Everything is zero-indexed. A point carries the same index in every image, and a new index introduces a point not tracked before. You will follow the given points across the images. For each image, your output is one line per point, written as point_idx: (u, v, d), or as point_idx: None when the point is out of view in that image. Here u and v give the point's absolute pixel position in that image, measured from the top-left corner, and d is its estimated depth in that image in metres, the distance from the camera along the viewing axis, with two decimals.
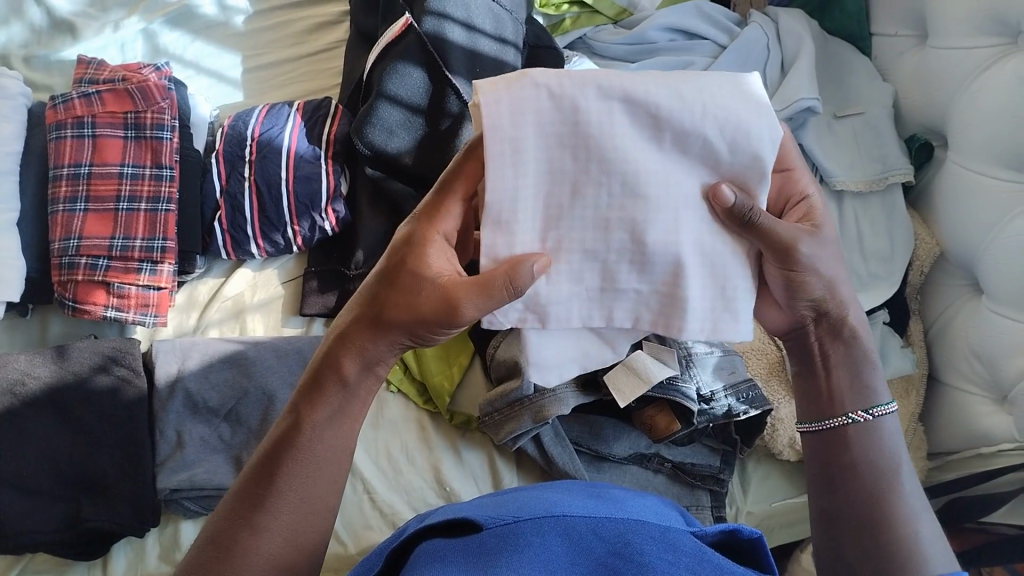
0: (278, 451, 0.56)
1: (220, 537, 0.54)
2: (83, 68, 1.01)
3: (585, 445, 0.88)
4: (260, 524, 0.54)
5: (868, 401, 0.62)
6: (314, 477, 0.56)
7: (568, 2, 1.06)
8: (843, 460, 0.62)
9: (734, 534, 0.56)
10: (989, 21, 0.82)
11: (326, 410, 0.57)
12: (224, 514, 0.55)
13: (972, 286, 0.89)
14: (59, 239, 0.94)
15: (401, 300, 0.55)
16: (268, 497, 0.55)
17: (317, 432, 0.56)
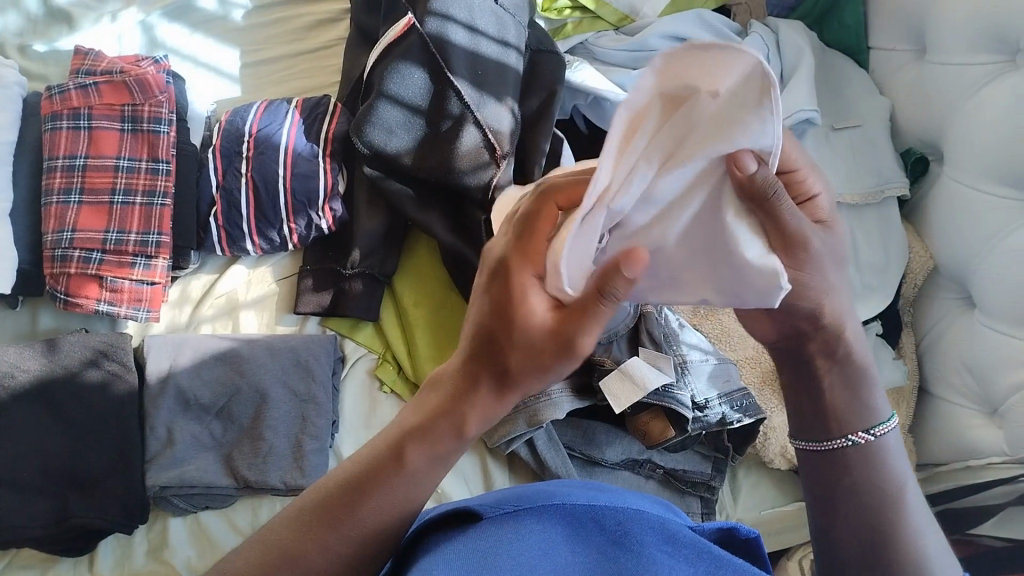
0: (361, 483, 0.51)
1: (286, 542, 0.51)
2: (81, 59, 1.00)
3: (578, 449, 0.89)
4: (328, 541, 0.50)
5: (869, 420, 0.54)
6: (400, 513, 0.51)
7: (570, 6, 1.08)
8: (849, 476, 0.54)
9: (730, 533, 0.57)
10: (989, 40, 0.83)
11: (428, 437, 0.50)
12: (295, 519, 0.51)
13: (964, 300, 0.90)
14: (52, 231, 0.93)
15: (504, 338, 0.45)
16: (349, 517, 0.50)
17: (416, 473, 0.51)
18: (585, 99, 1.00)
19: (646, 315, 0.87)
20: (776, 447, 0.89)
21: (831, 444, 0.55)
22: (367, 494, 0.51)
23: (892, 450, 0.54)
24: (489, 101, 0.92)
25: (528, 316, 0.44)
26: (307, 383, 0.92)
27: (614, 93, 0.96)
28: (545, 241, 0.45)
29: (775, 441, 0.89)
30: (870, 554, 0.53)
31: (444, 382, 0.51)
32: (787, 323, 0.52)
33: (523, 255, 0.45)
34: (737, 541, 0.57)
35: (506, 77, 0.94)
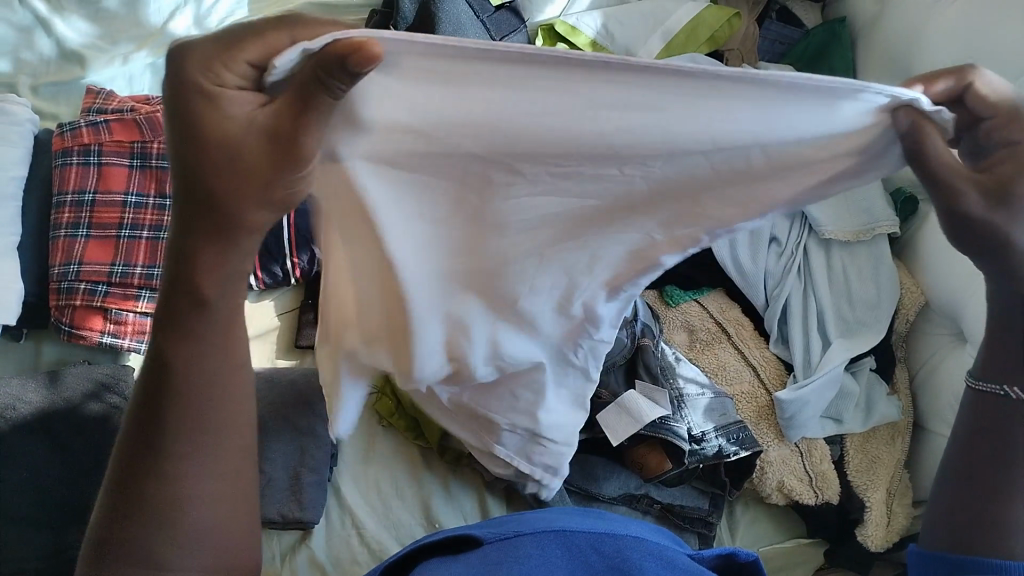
0: (153, 409, 0.45)
1: (119, 499, 0.45)
2: (93, 98, 1.03)
3: (576, 485, 0.88)
4: (173, 491, 0.45)
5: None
6: (217, 413, 0.46)
7: (569, 50, 1.11)
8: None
9: (729, 558, 0.57)
10: None
11: (201, 301, 0.43)
12: (109, 498, 0.46)
13: (954, 334, 0.91)
14: (59, 264, 0.94)
15: (221, 165, 0.39)
16: (158, 449, 0.44)
17: (191, 354, 0.45)
18: None
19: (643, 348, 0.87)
20: (774, 482, 0.89)
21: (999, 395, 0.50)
22: (178, 411, 0.45)
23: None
24: None
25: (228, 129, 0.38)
26: (307, 415, 0.93)
27: None
28: (206, 85, 0.38)
29: (772, 475, 0.89)
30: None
31: (167, 256, 0.44)
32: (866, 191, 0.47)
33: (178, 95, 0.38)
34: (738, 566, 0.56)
35: None
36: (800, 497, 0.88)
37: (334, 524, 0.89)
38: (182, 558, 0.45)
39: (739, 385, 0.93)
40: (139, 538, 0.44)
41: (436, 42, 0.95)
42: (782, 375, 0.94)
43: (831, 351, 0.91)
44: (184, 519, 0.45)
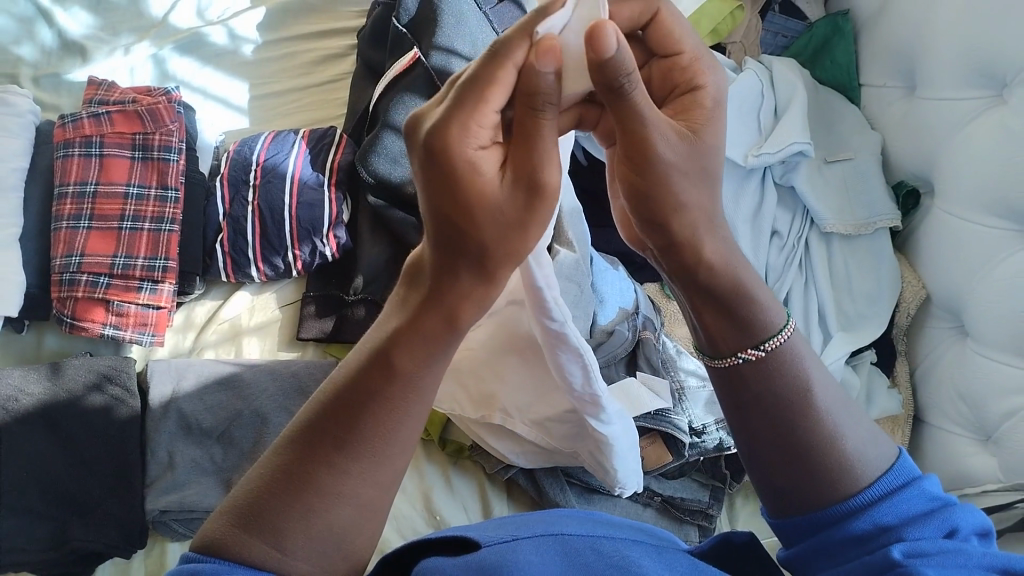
0: (358, 399, 0.46)
1: (290, 467, 0.44)
2: (94, 90, 1.02)
3: (576, 477, 0.88)
4: (344, 470, 0.44)
5: (756, 336, 0.53)
6: (404, 428, 0.46)
7: None
8: (761, 388, 0.52)
9: (724, 542, 0.56)
10: (976, 76, 0.86)
11: (418, 344, 0.46)
12: (280, 460, 0.45)
13: (956, 328, 0.91)
14: (61, 256, 0.94)
15: (492, 223, 0.44)
16: (351, 432, 0.45)
17: (415, 365, 0.46)
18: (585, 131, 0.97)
19: (643, 341, 0.87)
20: None
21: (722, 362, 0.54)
22: (387, 397, 0.46)
23: (795, 356, 0.53)
24: None
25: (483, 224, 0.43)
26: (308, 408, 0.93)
27: None
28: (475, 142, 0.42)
29: None
30: (800, 454, 0.51)
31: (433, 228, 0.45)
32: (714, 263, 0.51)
33: (448, 148, 0.41)
34: (732, 552, 0.55)
35: None
36: None
37: None
38: (302, 538, 0.43)
39: None
40: (302, 502, 0.43)
41: (437, 34, 0.94)
42: None
43: (832, 345, 0.92)
44: (326, 502, 0.44)
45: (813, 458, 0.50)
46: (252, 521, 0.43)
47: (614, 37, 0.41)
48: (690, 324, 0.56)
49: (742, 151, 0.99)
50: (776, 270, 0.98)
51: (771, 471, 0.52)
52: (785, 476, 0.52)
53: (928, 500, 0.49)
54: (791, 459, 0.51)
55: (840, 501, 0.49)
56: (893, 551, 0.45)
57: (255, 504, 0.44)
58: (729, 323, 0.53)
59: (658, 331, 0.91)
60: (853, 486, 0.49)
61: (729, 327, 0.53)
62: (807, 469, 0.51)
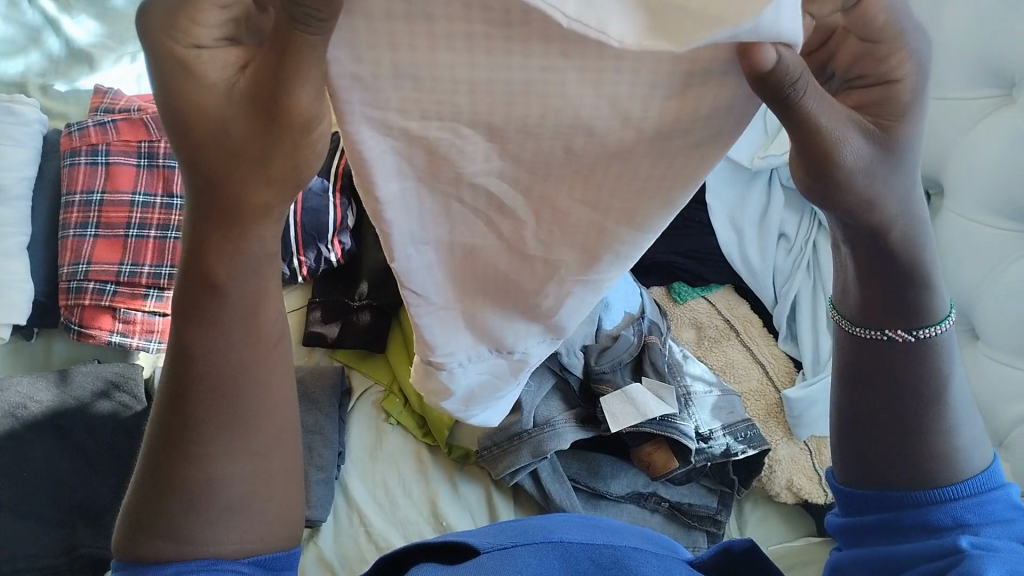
0: (178, 379, 0.43)
1: (157, 469, 0.43)
2: (100, 98, 1.03)
3: (583, 482, 0.88)
4: (205, 457, 0.43)
5: (915, 320, 0.46)
6: (244, 390, 0.43)
7: None
8: (901, 370, 0.47)
9: (726, 552, 0.54)
10: (985, 74, 0.85)
11: (218, 306, 0.41)
12: (148, 466, 0.44)
13: (968, 330, 0.90)
14: (68, 264, 0.95)
15: (213, 167, 0.37)
16: (189, 416, 0.43)
17: (211, 339, 0.42)
18: None
19: (649, 345, 0.87)
20: (783, 480, 0.88)
21: (866, 333, 0.47)
22: (219, 380, 0.42)
23: (946, 350, 0.47)
24: None
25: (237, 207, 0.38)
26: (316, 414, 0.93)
27: None
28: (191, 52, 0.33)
29: (781, 473, 0.88)
30: (902, 432, 0.47)
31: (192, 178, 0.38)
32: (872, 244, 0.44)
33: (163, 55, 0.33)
34: (735, 558, 0.54)
35: None
36: (811, 496, 0.86)
37: (342, 522, 0.89)
38: (213, 526, 0.43)
39: (748, 383, 0.93)
40: (172, 516, 0.43)
41: None
42: (792, 372, 0.93)
43: None
44: (209, 487, 0.43)
45: (911, 435, 0.47)
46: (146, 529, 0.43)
47: (774, 50, 0.31)
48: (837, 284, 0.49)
49: (748, 153, 0.98)
50: (784, 272, 0.96)
51: (860, 440, 0.49)
52: (877, 451, 0.48)
53: (1010, 507, 0.47)
54: (885, 437, 0.47)
55: (927, 485, 0.47)
56: (961, 541, 0.44)
57: (143, 509, 0.43)
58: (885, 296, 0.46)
59: (665, 335, 0.91)
60: (946, 476, 0.47)
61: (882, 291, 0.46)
62: (897, 460, 0.47)
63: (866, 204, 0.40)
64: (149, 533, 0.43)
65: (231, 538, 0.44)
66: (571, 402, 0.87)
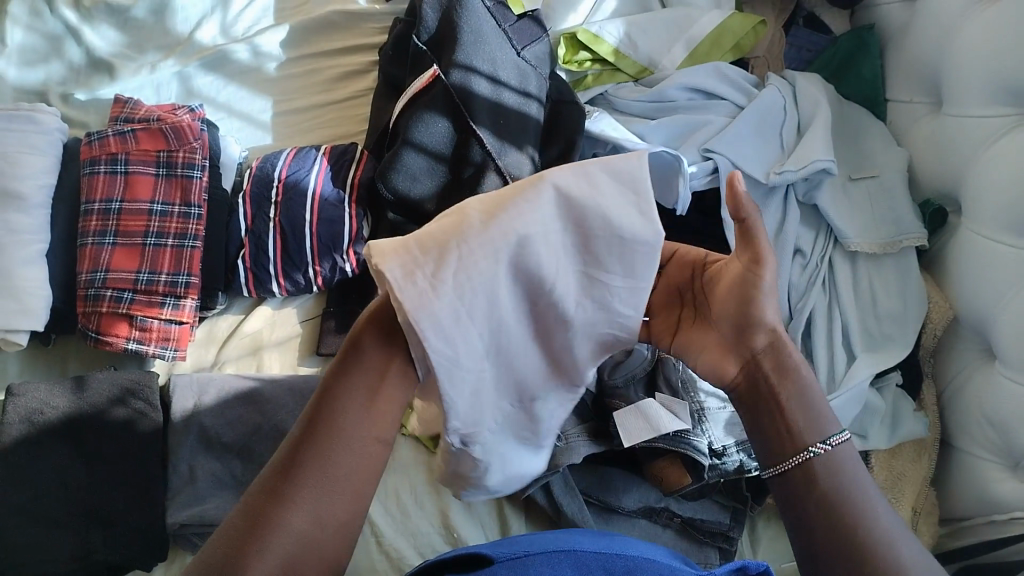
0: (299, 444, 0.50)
1: (250, 512, 0.48)
2: (120, 108, 1.04)
3: (594, 496, 0.87)
4: (291, 500, 0.48)
5: (824, 430, 0.55)
6: (340, 465, 0.50)
7: (591, 59, 1.09)
8: (817, 491, 0.54)
9: (740, 573, 0.55)
10: (1002, 92, 0.84)
11: (348, 390, 0.51)
12: (238, 523, 0.49)
13: (985, 349, 0.89)
14: (86, 271, 0.96)
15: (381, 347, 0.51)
16: (294, 476, 0.49)
17: (339, 412, 0.51)
18: (605, 148, 1.01)
19: (663, 361, 0.87)
20: None
21: (790, 462, 0.55)
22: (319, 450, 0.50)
23: (849, 456, 0.55)
24: (510, 149, 0.93)
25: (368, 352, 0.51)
26: None
27: (632, 143, 0.97)
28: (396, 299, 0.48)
29: None
30: (849, 552, 0.51)
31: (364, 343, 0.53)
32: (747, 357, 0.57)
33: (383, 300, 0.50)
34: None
35: (527, 128, 0.96)
36: None
37: None
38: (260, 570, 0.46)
39: None
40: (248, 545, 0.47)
41: (457, 50, 0.94)
42: None
43: (857, 365, 0.90)
44: (275, 533, 0.47)
45: (861, 549, 0.51)
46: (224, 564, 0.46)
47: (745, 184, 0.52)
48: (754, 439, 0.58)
49: (763, 169, 0.98)
50: (799, 289, 0.95)
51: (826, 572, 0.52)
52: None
53: None
54: (845, 563, 0.51)
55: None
56: None
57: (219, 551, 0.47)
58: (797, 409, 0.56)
59: None
60: None
61: (801, 411, 0.56)
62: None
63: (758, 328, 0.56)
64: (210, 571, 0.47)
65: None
66: (584, 417, 0.88)
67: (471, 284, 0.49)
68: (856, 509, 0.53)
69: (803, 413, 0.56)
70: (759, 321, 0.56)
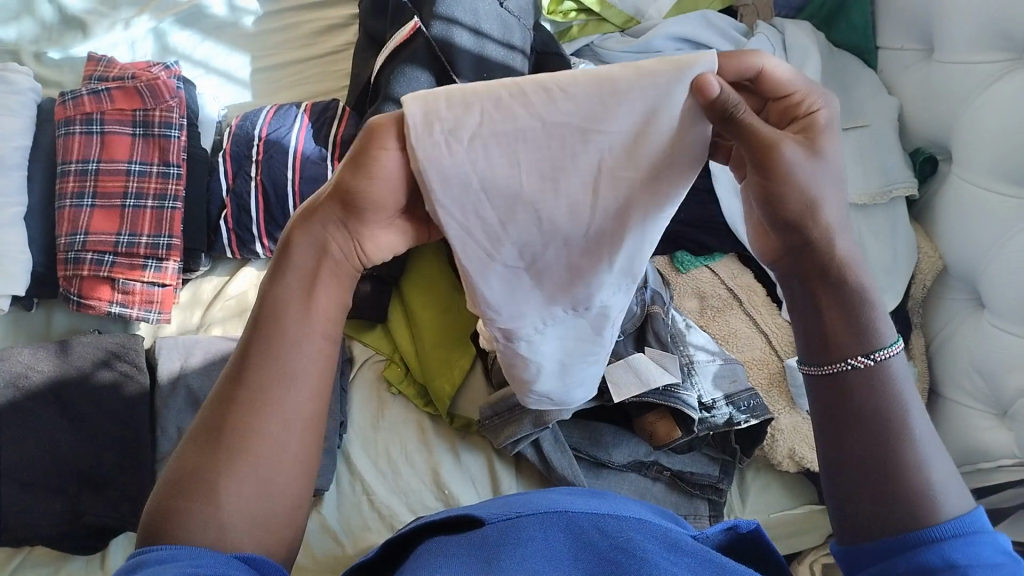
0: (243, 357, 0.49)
1: (208, 436, 0.47)
2: (94, 66, 1.01)
3: (584, 451, 0.88)
4: (250, 412, 0.47)
5: (868, 343, 0.49)
6: (292, 372, 0.49)
7: (576, 9, 1.07)
8: (848, 403, 0.49)
9: (732, 532, 0.55)
10: (995, 37, 0.83)
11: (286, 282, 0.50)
12: (194, 445, 0.48)
13: (975, 300, 0.89)
14: (65, 234, 0.94)
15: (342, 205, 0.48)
16: (246, 393, 0.48)
17: (280, 311, 0.49)
18: None
19: (652, 316, 0.86)
20: (785, 449, 0.88)
21: (831, 368, 0.49)
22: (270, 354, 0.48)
23: (897, 374, 0.49)
24: None
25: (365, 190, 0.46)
26: None
27: None
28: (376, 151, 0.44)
29: (783, 442, 0.88)
30: (878, 481, 0.48)
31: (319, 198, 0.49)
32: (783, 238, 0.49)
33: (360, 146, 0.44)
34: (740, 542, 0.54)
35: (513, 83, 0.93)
36: (812, 465, 0.87)
37: (345, 490, 0.89)
38: (235, 496, 0.46)
39: (750, 352, 0.92)
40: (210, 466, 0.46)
41: (439, 2, 0.92)
42: None
43: None
44: (246, 457, 0.46)
45: (890, 471, 0.47)
46: (187, 487, 0.46)
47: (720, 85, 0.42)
48: (800, 334, 0.52)
49: None
50: None
51: (845, 490, 0.49)
52: (866, 510, 0.48)
53: (999, 553, 0.45)
54: (871, 484, 0.48)
55: (911, 529, 0.46)
56: None
57: (183, 470, 0.47)
58: (844, 325, 0.49)
59: (667, 305, 0.90)
60: (929, 515, 0.46)
61: (839, 321, 0.49)
62: (885, 499, 0.47)
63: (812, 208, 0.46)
64: (182, 496, 0.46)
65: (241, 517, 0.45)
66: None
67: (486, 145, 0.43)
68: (893, 422, 0.48)
69: (847, 323, 0.49)
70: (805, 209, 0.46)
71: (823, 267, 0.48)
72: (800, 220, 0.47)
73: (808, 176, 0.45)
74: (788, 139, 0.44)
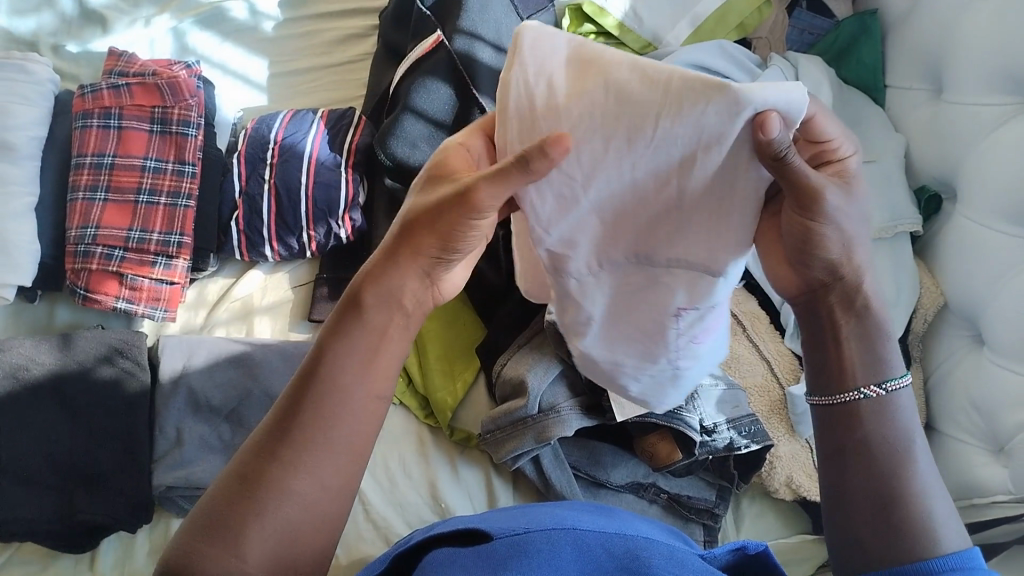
0: (299, 390, 0.52)
1: (246, 473, 0.50)
2: (114, 61, 1.02)
3: (583, 470, 0.88)
4: (287, 464, 0.50)
5: (880, 375, 0.56)
6: (341, 423, 0.51)
7: (595, 32, 1.10)
8: (856, 435, 0.56)
9: (740, 552, 0.55)
10: (1004, 80, 0.85)
11: (346, 342, 0.53)
12: (227, 486, 0.50)
13: (975, 337, 0.90)
14: (76, 227, 0.94)
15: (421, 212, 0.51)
16: (292, 434, 0.50)
17: (342, 356, 0.52)
18: None
19: None
20: (783, 476, 0.88)
21: (839, 398, 0.57)
22: (320, 408, 0.51)
23: (902, 407, 0.56)
24: None
25: (452, 171, 0.52)
26: None
27: None
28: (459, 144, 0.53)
29: (781, 469, 0.88)
30: (882, 508, 0.54)
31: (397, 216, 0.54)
32: (808, 276, 0.55)
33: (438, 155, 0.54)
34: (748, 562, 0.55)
35: None
36: (809, 493, 0.87)
37: None
38: (258, 539, 0.48)
39: (752, 378, 0.93)
40: (243, 518, 0.48)
41: (460, 17, 0.93)
42: (796, 369, 0.93)
43: None
44: (277, 502, 0.49)
45: (892, 500, 0.54)
46: (213, 530, 0.49)
47: (778, 124, 0.42)
48: (808, 365, 0.60)
49: None
50: None
51: (848, 512, 0.56)
52: (868, 532, 0.54)
53: None
54: (875, 509, 0.54)
55: (909, 558, 0.52)
56: None
57: (218, 510, 0.49)
58: (858, 356, 0.57)
59: None
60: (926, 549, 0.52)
61: (859, 357, 0.57)
62: (890, 526, 0.53)
63: (841, 247, 0.53)
64: (209, 533, 0.49)
65: (261, 561, 0.48)
66: (576, 389, 0.87)
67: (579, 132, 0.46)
68: (899, 457, 0.55)
69: (863, 360, 0.56)
70: (822, 256, 0.53)
71: (850, 301, 0.56)
72: (836, 259, 0.53)
73: (842, 216, 0.51)
74: (831, 186, 0.49)
